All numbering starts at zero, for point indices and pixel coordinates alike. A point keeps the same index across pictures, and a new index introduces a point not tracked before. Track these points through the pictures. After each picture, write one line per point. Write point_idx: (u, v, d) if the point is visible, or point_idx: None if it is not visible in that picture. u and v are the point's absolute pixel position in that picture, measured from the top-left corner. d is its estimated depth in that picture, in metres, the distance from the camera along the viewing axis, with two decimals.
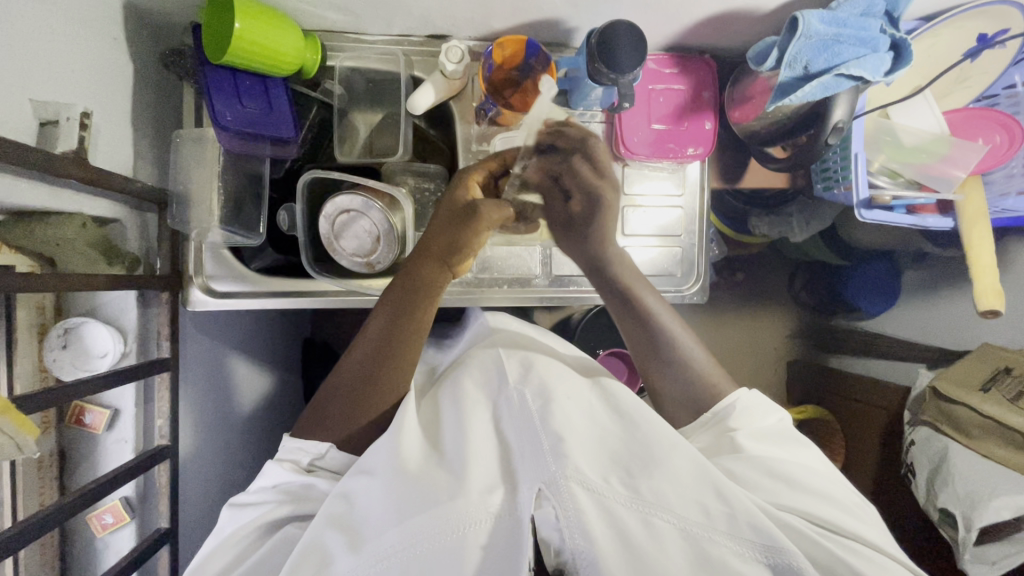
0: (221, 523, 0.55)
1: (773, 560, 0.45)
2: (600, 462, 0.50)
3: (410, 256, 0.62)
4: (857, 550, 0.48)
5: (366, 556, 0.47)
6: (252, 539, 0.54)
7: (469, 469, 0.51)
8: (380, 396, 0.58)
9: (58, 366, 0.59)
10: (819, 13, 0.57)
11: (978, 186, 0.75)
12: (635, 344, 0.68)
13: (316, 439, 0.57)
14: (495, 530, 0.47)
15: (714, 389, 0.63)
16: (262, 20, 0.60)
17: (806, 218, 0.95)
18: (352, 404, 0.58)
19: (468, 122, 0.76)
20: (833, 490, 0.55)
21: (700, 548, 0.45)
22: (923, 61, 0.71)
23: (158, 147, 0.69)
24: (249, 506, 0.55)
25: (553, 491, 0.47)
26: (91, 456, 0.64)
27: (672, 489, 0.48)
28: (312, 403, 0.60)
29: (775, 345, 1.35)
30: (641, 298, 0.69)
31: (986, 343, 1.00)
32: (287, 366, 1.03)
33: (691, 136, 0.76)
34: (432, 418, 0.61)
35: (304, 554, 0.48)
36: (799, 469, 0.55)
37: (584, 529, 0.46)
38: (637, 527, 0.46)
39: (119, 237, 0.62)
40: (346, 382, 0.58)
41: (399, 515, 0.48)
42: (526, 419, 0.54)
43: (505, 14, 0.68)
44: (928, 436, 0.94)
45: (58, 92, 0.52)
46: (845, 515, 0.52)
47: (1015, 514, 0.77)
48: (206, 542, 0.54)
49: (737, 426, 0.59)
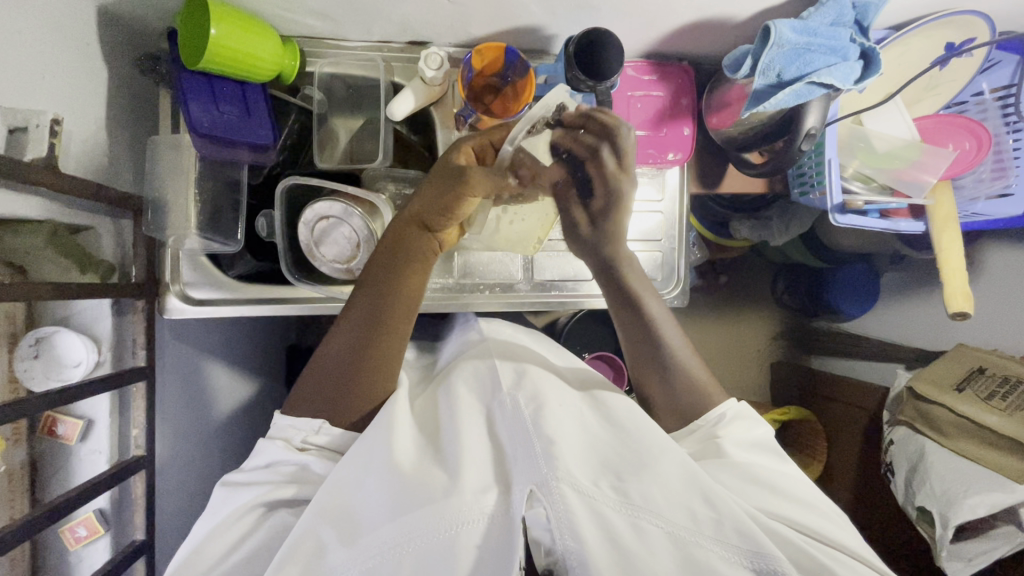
0: (214, 503, 0.55)
1: (759, 565, 0.45)
2: (591, 467, 0.50)
3: (392, 223, 0.64)
4: (843, 560, 0.49)
5: (359, 551, 0.47)
6: (248, 521, 0.53)
7: (463, 470, 0.50)
8: (376, 366, 0.59)
9: (30, 376, 0.56)
10: (790, 22, 0.59)
11: (947, 191, 0.77)
12: (634, 360, 0.66)
13: (303, 416, 0.57)
14: (487, 530, 0.47)
15: (709, 400, 0.63)
16: (240, 25, 0.60)
17: (785, 221, 0.97)
18: (346, 373, 0.58)
19: (450, 128, 0.76)
20: (821, 500, 0.55)
21: (688, 552, 0.45)
22: (893, 69, 0.72)
23: (134, 153, 0.68)
24: (241, 488, 0.55)
25: (545, 493, 0.46)
26: (63, 468, 0.62)
27: (661, 494, 0.47)
28: (303, 374, 0.60)
29: (758, 346, 1.37)
30: (645, 303, 0.67)
31: (960, 343, 1.02)
32: (270, 371, 1.03)
33: (671, 141, 0.77)
34: (428, 423, 0.61)
35: (298, 542, 0.47)
36: (789, 480, 0.56)
37: (574, 529, 0.45)
38: (626, 529, 0.46)
39: (93, 244, 0.61)
40: (339, 349, 0.59)
41: (392, 513, 0.47)
42: (518, 422, 0.54)
43: (484, 21, 0.68)
44: (906, 436, 0.95)
45: (27, 98, 0.52)
46: (834, 526, 0.52)
47: (990, 511, 0.78)
48: (199, 526, 0.54)
49: (723, 433, 0.59)
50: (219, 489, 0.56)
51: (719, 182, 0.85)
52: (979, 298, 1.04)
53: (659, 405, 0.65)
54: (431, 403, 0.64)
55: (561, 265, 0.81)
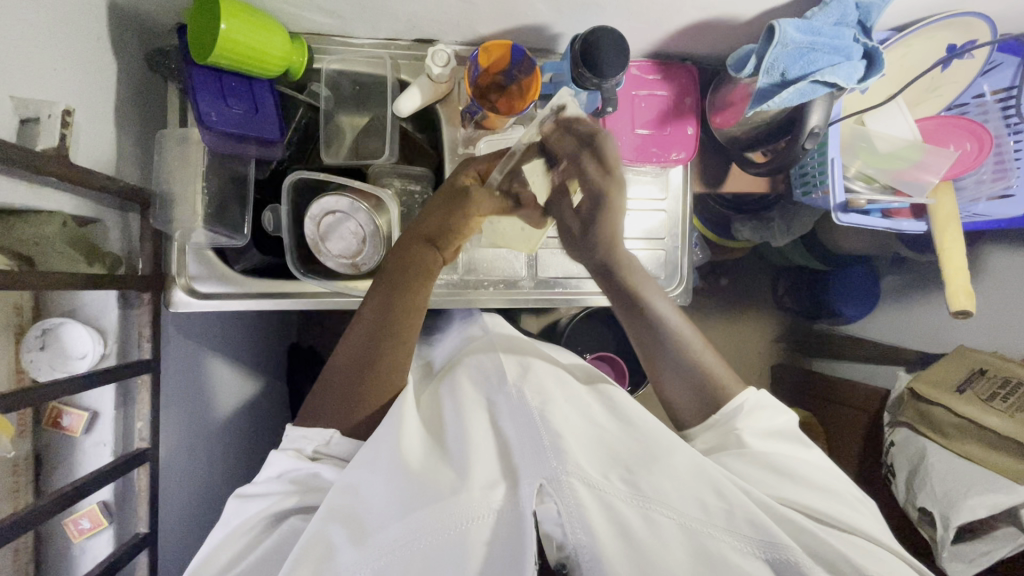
0: (226, 515, 0.56)
1: (771, 556, 0.45)
2: (600, 460, 0.50)
3: (401, 238, 0.65)
4: (856, 544, 0.49)
5: (370, 550, 0.47)
6: (256, 532, 0.53)
7: (471, 466, 0.50)
8: (380, 374, 0.60)
9: (36, 367, 0.57)
10: (794, 22, 0.59)
11: (949, 192, 0.77)
12: (645, 352, 0.69)
13: (315, 427, 0.58)
14: (496, 526, 0.47)
15: (722, 394, 0.64)
16: (249, 21, 0.60)
17: (787, 222, 0.97)
18: (353, 384, 0.59)
19: (455, 125, 0.77)
20: (833, 485, 0.55)
21: (700, 543, 0.45)
22: (895, 69, 0.73)
23: (142, 148, 0.69)
24: (253, 498, 0.56)
25: (555, 488, 0.46)
26: (67, 461, 0.62)
27: (671, 486, 0.48)
28: (314, 388, 0.62)
29: (760, 349, 1.37)
30: (646, 301, 0.70)
31: (961, 345, 1.02)
32: (273, 368, 1.03)
33: (675, 141, 0.77)
34: (435, 419, 0.61)
35: (309, 544, 0.47)
36: (802, 466, 0.56)
37: (586, 523, 0.45)
38: (637, 521, 0.46)
39: (100, 237, 0.61)
40: (347, 362, 0.61)
41: (402, 511, 0.47)
42: (524, 415, 0.54)
43: (491, 19, 0.69)
44: (908, 437, 0.95)
45: (39, 88, 0.52)
46: (847, 510, 0.52)
47: (991, 512, 0.78)
48: (213, 534, 0.54)
49: (743, 425, 0.60)
50: (233, 500, 0.57)
51: (722, 181, 0.86)
52: (979, 299, 1.04)
53: (673, 396, 0.67)
54: (437, 398, 0.64)
55: (564, 262, 0.81)
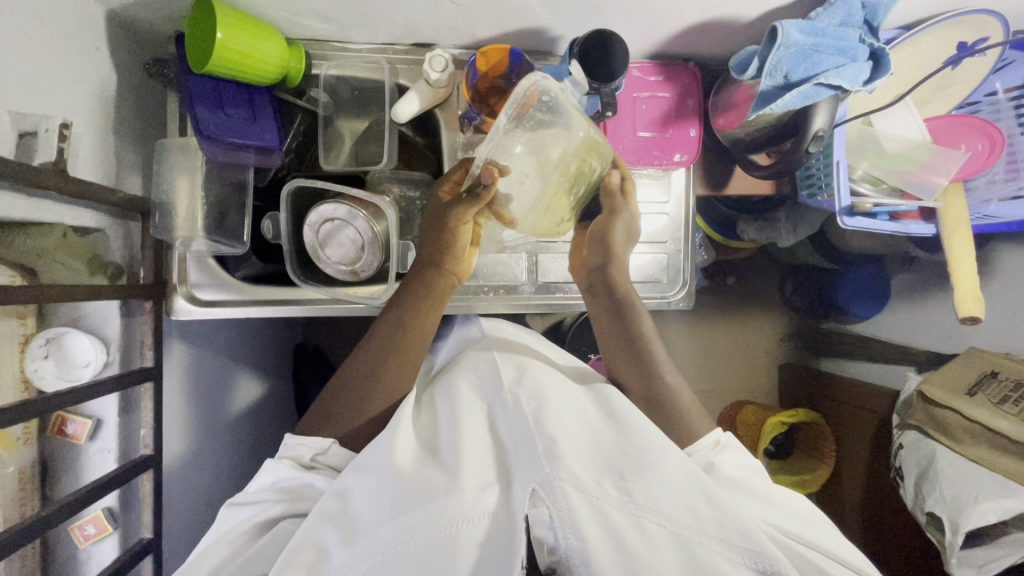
0: (218, 521, 0.56)
1: (762, 566, 0.44)
2: (596, 466, 0.49)
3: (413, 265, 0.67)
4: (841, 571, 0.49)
5: (359, 551, 0.47)
6: (248, 539, 0.54)
7: (464, 469, 0.50)
8: (384, 387, 0.61)
9: (40, 376, 0.57)
10: (799, 23, 0.58)
11: (958, 193, 0.76)
12: (613, 346, 0.68)
13: (314, 436, 0.59)
14: (489, 529, 0.46)
15: (694, 428, 0.62)
16: (246, 29, 0.60)
17: (793, 222, 0.95)
18: (358, 388, 0.61)
19: (454, 130, 0.76)
20: (811, 512, 0.55)
21: (692, 552, 0.45)
22: (904, 69, 0.71)
23: (144, 157, 0.69)
24: (246, 504, 0.56)
25: (547, 492, 0.46)
26: (73, 468, 0.63)
27: (663, 492, 0.47)
28: (319, 396, 0.63)
29: (767, 348, 1.37)
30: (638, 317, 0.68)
31: (971, 346, 1.00)
32: (278, 371, 1.04)
33: (677, 143, 0.76)
34: (428, 424, 0.60)
35: (301, 546, 0.48)
36: (777, 491, 0.55)
37: (576, 527, 0.45)
38: (630, 529, 0.45)
39: (102, 246, 0.62)
40: (356, 369, 0.62)
41: (393, 512, 0.47)
42: (521, 421, 0.53)
43: (489, 23, 0.68)
44: (916, 441, 0.94)
45: (37, 102, 0.52)
46: (826, 538, 0.52)
47: (1001, 517, 0.77)
48: (203, 539, 0.55)
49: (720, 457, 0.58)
50: (224, 508, 0.57)
51: (726, 183, 0.85)
52: (991, 300, 1.02)
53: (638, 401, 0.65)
54: (433, 403, 0.64)
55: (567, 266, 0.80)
